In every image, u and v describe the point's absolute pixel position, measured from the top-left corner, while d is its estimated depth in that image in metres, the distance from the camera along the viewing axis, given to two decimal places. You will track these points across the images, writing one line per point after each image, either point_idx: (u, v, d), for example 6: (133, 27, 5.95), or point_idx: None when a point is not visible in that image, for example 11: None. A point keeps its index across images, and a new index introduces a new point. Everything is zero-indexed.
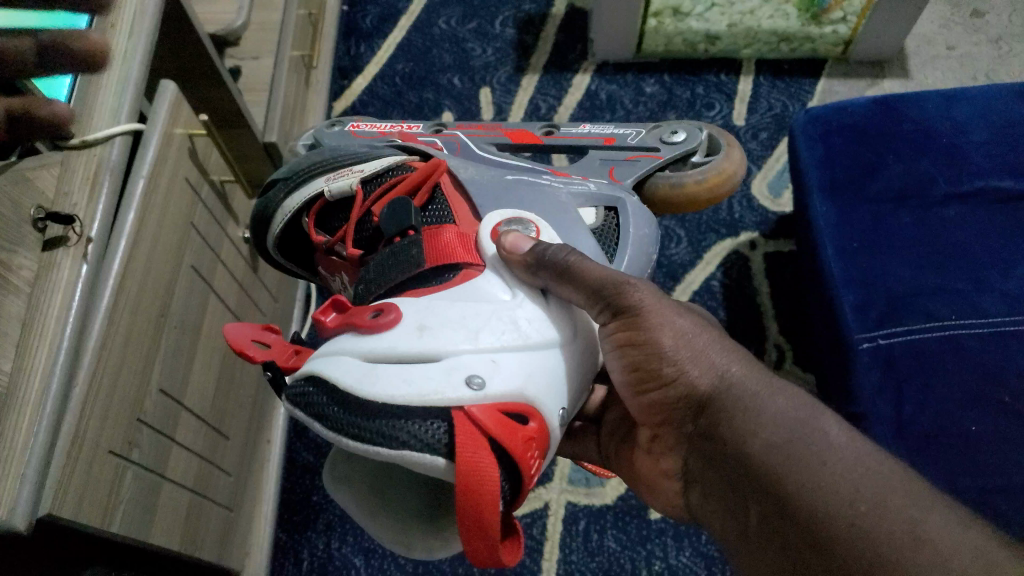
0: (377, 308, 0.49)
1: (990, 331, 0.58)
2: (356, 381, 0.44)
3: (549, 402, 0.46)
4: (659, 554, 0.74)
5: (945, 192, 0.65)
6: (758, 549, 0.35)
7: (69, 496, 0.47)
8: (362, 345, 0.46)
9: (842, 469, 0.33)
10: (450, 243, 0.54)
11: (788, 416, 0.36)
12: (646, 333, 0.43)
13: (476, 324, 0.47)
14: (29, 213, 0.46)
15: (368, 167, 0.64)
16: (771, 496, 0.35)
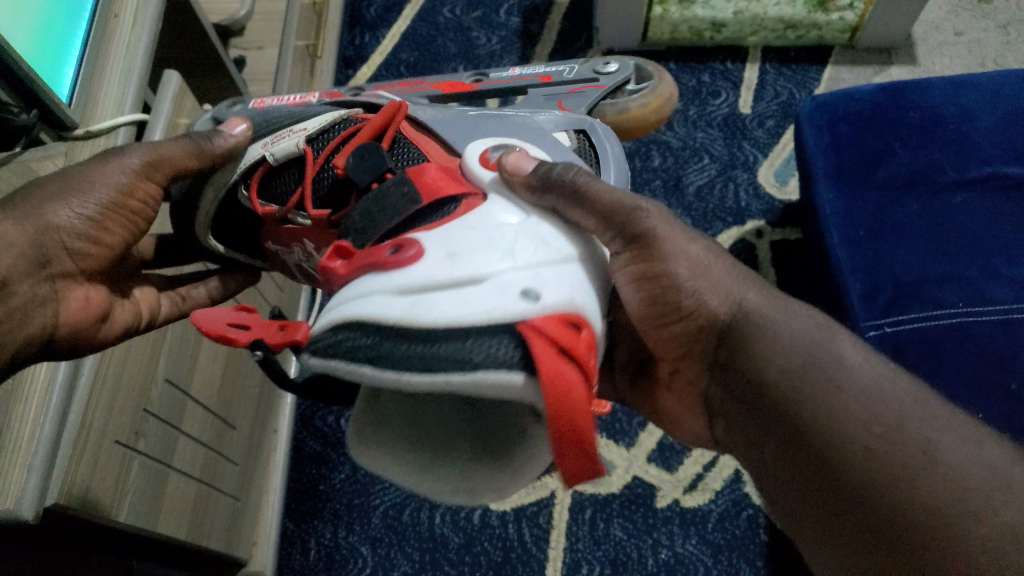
0: (390, 246, 0.41)
1: (998, 319, 0.58)
2: (407, 315, 0.37)
3: (595, 312, 0.39)
4: (665, 543, 0.74)
5: (952, 179, 0.65)
6: (776, 468, 0.36)
7: (77, 485, 0.47)
8: (389, 280, 0.39)
9: (858, 392, 0.34)
10: (435, 177, 0.46)
11: (802, 339, 0.37)
12: (661, 265, 0.40)
13: (506, 243, 0.40)
14: None
15: (309, 123, 0.55)
16: (790, 422, 0.35)
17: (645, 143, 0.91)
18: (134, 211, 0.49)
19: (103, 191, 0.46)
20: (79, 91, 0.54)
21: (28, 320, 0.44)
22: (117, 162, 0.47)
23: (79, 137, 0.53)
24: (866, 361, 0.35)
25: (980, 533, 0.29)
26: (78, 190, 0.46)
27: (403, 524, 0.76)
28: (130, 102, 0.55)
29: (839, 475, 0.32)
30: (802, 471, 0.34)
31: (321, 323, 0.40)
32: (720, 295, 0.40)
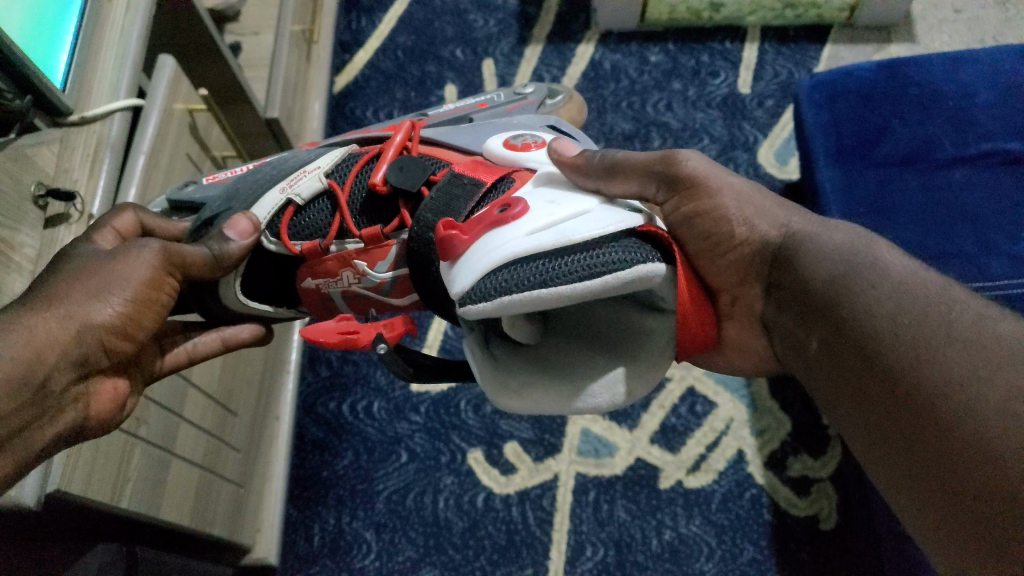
0: (494, 209, 0.43)
1: (997, 294, 0.58)
2: (554, 239, 0.40)
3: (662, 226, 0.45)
4: (669, 524, 0.74)
5: (951, 155, 0.65)
6: (824, 371, 0.36)
7: (78, 471, 0.47)
8: (518, 225, 0.41)
9: (888, 284, 0.33)
10: (475, 168, 0.52)
11: (843, 245, 0.37)
12: (711, 197, 0.44)
13: (585, 193, 0.46)
14: (29, 190, 0.48)
15: (319, 161, 0.58)
16: (835, 322, 0.35)
17: (644, 124, 0.91)
18: (162, 304, 0.46)
19: (138, 290, 0.43)
20: (74, 76, 0.53)
21: (56, 418, 0.41)
22: (145, 259, 0.44)
23: (74, 123, 0.53)
24: (912, 267, 0.34)
25: (990, 397, 0.26)
26: (110, 292, 0.42)
27: (407, 508, 0.76)
28: (125, 87, 0.55)
29: (874, 363, 0.32)
30: (845, 364, 0.34)
31: (459, 279, 0.41)
32: (769, 219, 0.43)
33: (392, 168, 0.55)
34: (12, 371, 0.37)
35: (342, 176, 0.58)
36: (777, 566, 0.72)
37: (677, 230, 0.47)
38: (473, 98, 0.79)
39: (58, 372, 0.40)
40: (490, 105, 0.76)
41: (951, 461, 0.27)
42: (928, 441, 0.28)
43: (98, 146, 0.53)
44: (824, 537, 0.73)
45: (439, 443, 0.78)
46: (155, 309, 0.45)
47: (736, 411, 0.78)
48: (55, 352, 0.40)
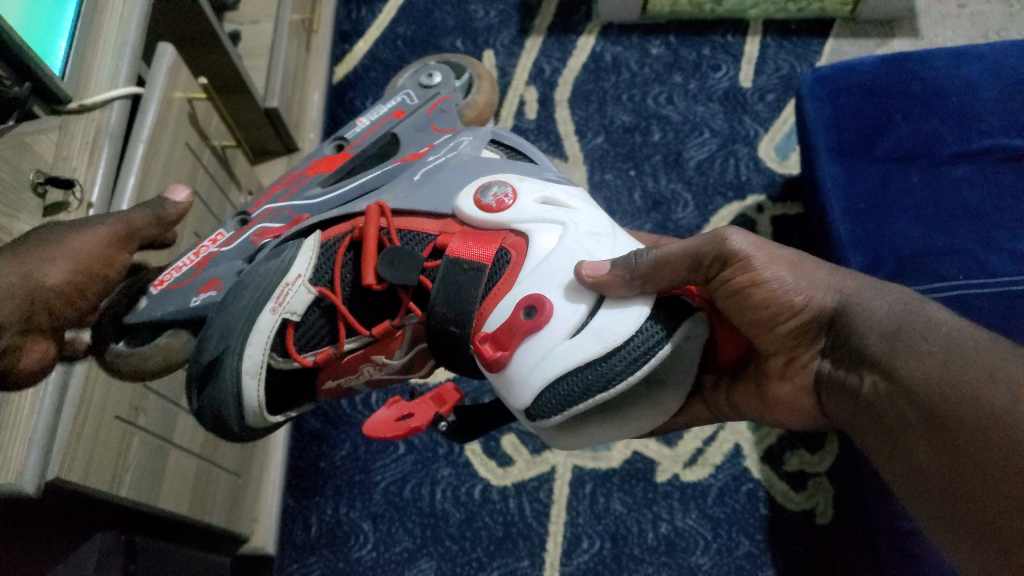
0: (518, 313, 0.47)
1: (998, 292, 0.58)
2: (592, 343, 0.45)
3: None
4: (665, 517, 0.74)
5: (953, 151, 0.64)
6: (878, 421, 0.37)
7: (77, 458, 0.47)
8: (552, 334, 0.46)
9: (935, 338, 0.35)
10: (470, 248, 0.53)
11: (895, 307, 0.38)
12: (757, 272, 0.42)
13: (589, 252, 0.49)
14: (29, 179, 0.47)
15: (298, 268, 0.55)
16: (886, 375, 0.36)
17: (645, 117, 0.91)
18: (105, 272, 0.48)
19: (86, 258, 0.46)
20: (73, 62, 0.53)
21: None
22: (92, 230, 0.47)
23: (73, 110, 0.52)
24: (962, 324, 0.35)
25: None
26: (59, 258, 0.44)
27: (404, 499, 0.76)
28: (124, 75, 0.55)
29: (925, 410, 0.33)
30: (895, 411, 0.35)
31: (523, 393, 0.46)
32: (820, 284, 0.42)
33: (381, 266, 0.54)
34: None
35: (325, 277, 0.57)
36: (773, 560, 0.73)
37: (728, 304, 0.45)
38: (379, 105, 0.73)
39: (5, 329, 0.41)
40: (409, 115, 0.72)
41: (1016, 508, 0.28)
42: (993, 490, 0.29)
43: (98, 135, 0.52)
44: (821, 531, 0.73)
45: (437, 435, 0.78)
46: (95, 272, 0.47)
47: None
48: (2, 311, 0.41)
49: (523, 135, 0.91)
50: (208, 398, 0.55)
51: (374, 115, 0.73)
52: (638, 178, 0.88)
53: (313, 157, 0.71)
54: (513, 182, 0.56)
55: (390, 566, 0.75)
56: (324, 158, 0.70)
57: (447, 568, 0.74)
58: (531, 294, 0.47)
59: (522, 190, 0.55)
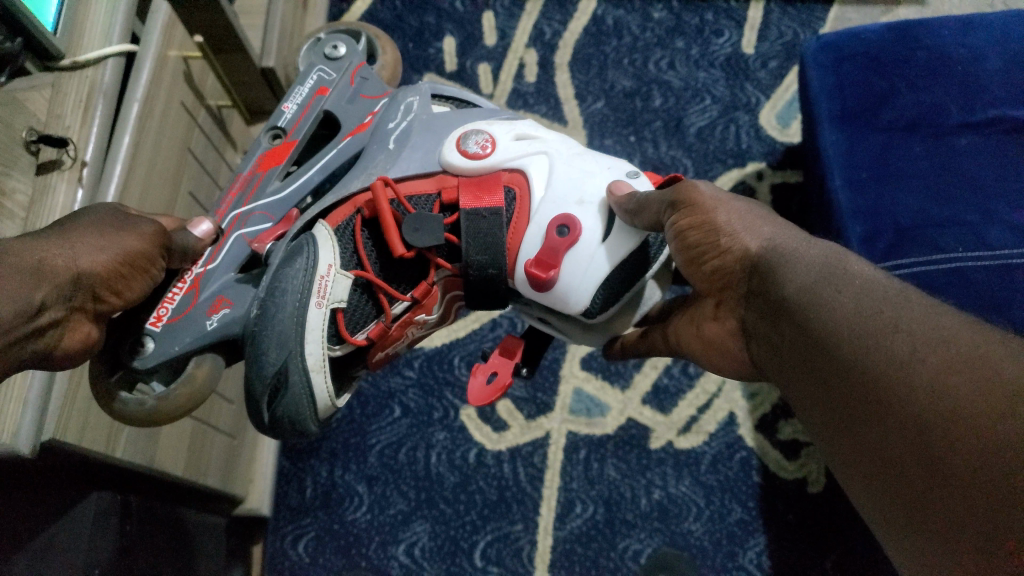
0: (553, 233, 0.54)
1: (998, 265, 0.58)
2: (621, 246, 0.54)
3: (616, 160, 0.59)
4: (659, 483, 0.75)
5: (958, 122, 0.63)
6: (796, 373, 0.34)
7: (71, 420, 0.47)
8: (585, 248, 0.54)
9: (852, 288, 0.32)
10: (484, 197, 0.56)
11: (817, 259, 0.36)
12: (705, 213, 0.43)
13: (582, 181, 0.57)
14: (21, 136, 0.46)
15: (326, 257, 0.54)
16: (802, 330, 0.33)
17: (646, 83, 0.90)
18: (148, 272, 0.48)
19: (135, 254, 0.45)
20: (65, 18, 0.51)
21: (40, 337, 0.40)
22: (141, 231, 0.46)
23: (66, 68, 0.51)
24: (879, 275, 0.33)
25: (948, 401, 0.26)
26: (107, 246, 0.43)
27: (399, 462, 0.77)
28: (119, 31, 0.53)
29: (834, 367, 0.31)
30: (812, 365, 0.32)
31: (576, 298, 0.55)
32: (758, 231, 0.41)
33: (409, 235, 0.54)
34: (15, 295, 0.37)
35: (352, 260, 0.57)
36: (764, 526, 0.74)
37: (673, 242, 0.46)
38: (296, 84, 0.68)
39: (54, 301, 0.40)
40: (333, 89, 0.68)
41: (924, 462, 0.26)
42: (897, 445, 0.27)
43: (92, 93, 0.51)
44: (812, 498, 0.74)
45: (432, 399, 0.78)
46: (142, 272, 0.47)
47: None
48: (54, 285, 0.40)
49: (523, 99, 0.90)
50: (282, 410, 0.55)
51: (297, 96, 0.67)
52: (638, 144, 0.88)
53: (253, 152, 0.65)
54: (485, 129, 0.60)
55: (384, 528, 0.75)
56: (267, 153, 0.65)
57: (441, 531, 0.75)
58: (558, 215, 0.55)
59: (498, 134, 0.59)
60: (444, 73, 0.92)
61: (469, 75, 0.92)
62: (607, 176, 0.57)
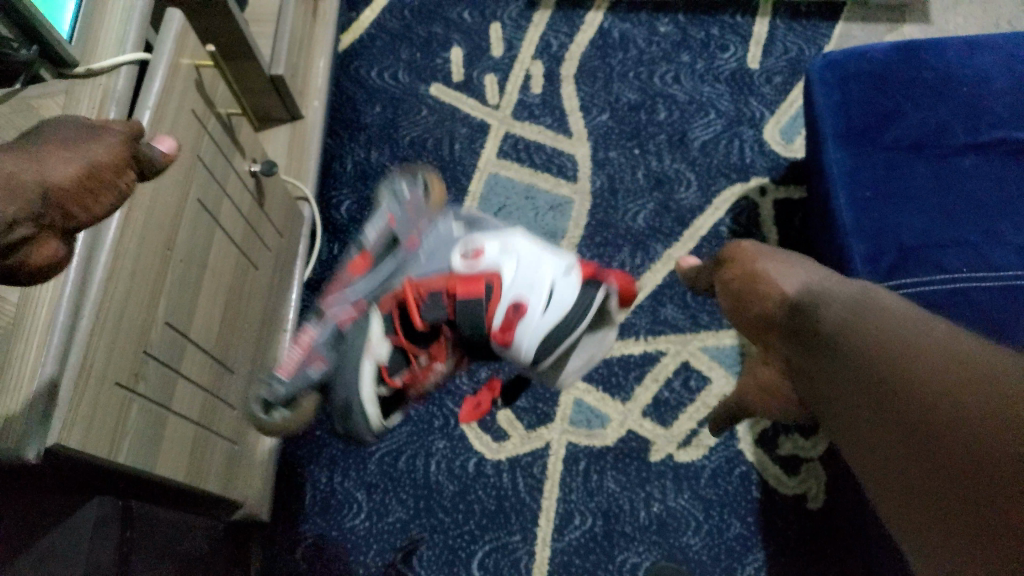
0: (511, 304, 0.64)
1: (1003, 286, 0.58)
2: (560, 324, 0.64)
3: (567, 257, 0.69)
4: (657, 496, 0.75)
5: (962, 142, 0.64)
6: (865, 421, 0.39)
7: (77, 425, 0.46)
8: (538, 325, 0.64)
9: (876, 320, 0.41)
10: (463, 285, 0.63)
11: (857, 303, 0.43)
12: (751, 261, 0.55)
13: (537, 275, 0.66)
14: (32, 141, 0.47)
15: (377, 328, 0.64)
16: (819, 350, 0.44)
17: (651, 96, 0.91)
18: (119, 185, 0.40)
19: (98, 167, 0.39)
20: (79, 27, 0.52)
21: None
22: (112, 145, 0.40)
23: (80, 75, 0.51)
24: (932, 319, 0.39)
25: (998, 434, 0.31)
26: (72, 158, 0.38)
27: (398, 470, 0.77)
28: (133, 40, 0.53)
29: (900, 410, 0.36)
30: (841, 391, 0.41)
31: (527, 346, 0.64)
32: (789, 278, 0.51)
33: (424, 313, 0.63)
34: None
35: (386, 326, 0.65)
36: (763, 542, 0.74)
37: (727, 281, 0.57)
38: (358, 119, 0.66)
39: (27, 217, 0.35)
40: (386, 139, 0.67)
41: (914, 452, 0.34)
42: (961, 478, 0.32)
43: (105, 100, 0.51)
44: (812, 516, 0.74)
45: (433, 408, 0.78)
46: (112, 185, 0.40)
47: (728, 388, 0.78)
48: (24, 199, 0.34)
49: (528, 110, 0.91)
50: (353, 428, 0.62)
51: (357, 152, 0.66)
52: (642, 156, 0.88)
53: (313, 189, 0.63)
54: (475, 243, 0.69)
55: (383, 536, 0.75)
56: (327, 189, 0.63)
57: (439, 539, 0.75)
58: (517, 295, 0.64)
59: (482, 247, 0.69)
60: (450, 83, 0.94)
61: (476, 85, 0.93)
62: (555, 267, 0.68)
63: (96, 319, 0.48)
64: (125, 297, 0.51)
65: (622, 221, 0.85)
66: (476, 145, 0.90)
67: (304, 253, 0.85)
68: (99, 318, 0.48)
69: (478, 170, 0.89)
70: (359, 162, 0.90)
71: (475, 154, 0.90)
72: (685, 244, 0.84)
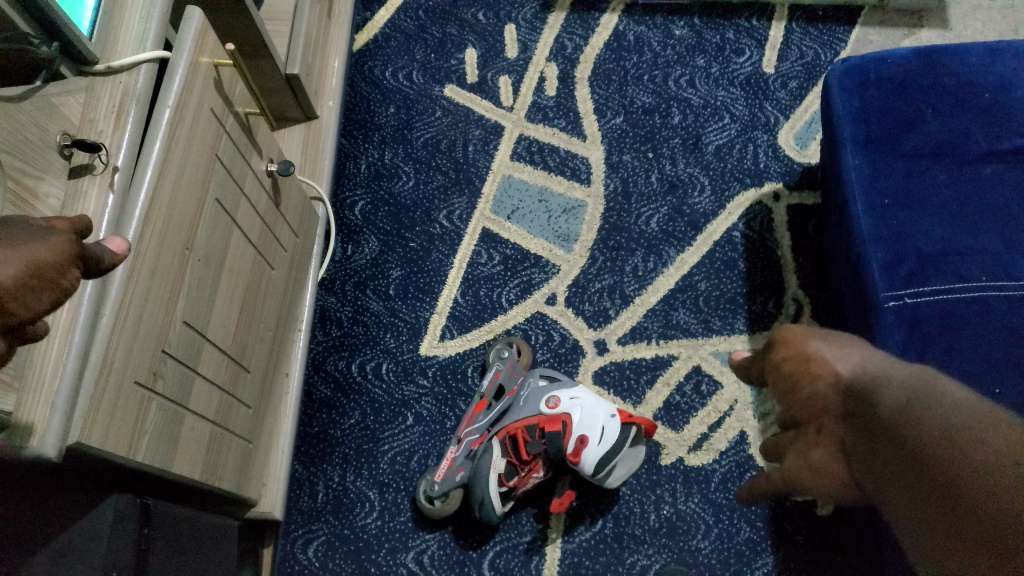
0: (578, 444, 0.70)
1: (1020, 295, 0.58)
2: (613, 459, 0.70)
3: (607, 404, 0.73)
4: (668, 500, 0.75)
5: (982, 150, 0.64)
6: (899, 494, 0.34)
7: (97, 424, 0.47)
8: (599, 447, 0.70)
9: (920, 399, 0.36)
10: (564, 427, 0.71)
11: (911, 380, 0.37)
12: (787, 334, 0.42)
13: (592, 422, 0.71)
14: (55, 141, 0.47)
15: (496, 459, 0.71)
16: (868, 423, 0.36)
17: (665, 100, 0.91)
18: (66, 290, 0.35)
19: (47, 267, 0.33)
20: (98, 25, 0.52)
21: None
22: (64, 240, 0.34)
23: (100, 72, 0.52)
24: (973, 399, 0.35)
25: None
26: (16, 256, 0.32)
27: (410, 470, 0.77)
28: (152, 39, 0.53)
29: (939, 485, 0.32)
30: (882, 462, 0.35)
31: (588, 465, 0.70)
32: (848, 359, 0.40)
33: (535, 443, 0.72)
34: None
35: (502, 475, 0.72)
36: (774, 548, 0.73)
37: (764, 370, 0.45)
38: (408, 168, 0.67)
39: None
40: None
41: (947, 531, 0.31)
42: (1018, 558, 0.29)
43: (125, 98, 0.51)
44: (823, 522, 0.73)
45: (446, 409, 0.79)
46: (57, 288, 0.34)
47: (740, 393, 0.78)
48: None
49: (543, 112, 0.91)
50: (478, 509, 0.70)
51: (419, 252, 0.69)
52: (656, 160, 0.88)
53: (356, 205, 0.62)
54: (542, 398, 0.75)
55: (395, 535, 0.75)
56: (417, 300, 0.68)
57: (450, 539, 0.75)
58: (579, 437, 0.70)
59: (553, 399, 0.74)
60: (465, 84, 0.94)
61: (490, 87, 0.94)
62: (601, 409, 0.72)
63: (117, 319, 0.48)
64: (145, 296, 0.51)
65: (635, 224, 0.86)
66: (490, 148, 0.90)
67: (319, 253, 0.84)
68: (120, 318, 0.49)
69: (491, 172, 0.89)
70: (374, 163, 0.91)
71: (490, 156, 0.90)
72: (697, 248, 0.84)
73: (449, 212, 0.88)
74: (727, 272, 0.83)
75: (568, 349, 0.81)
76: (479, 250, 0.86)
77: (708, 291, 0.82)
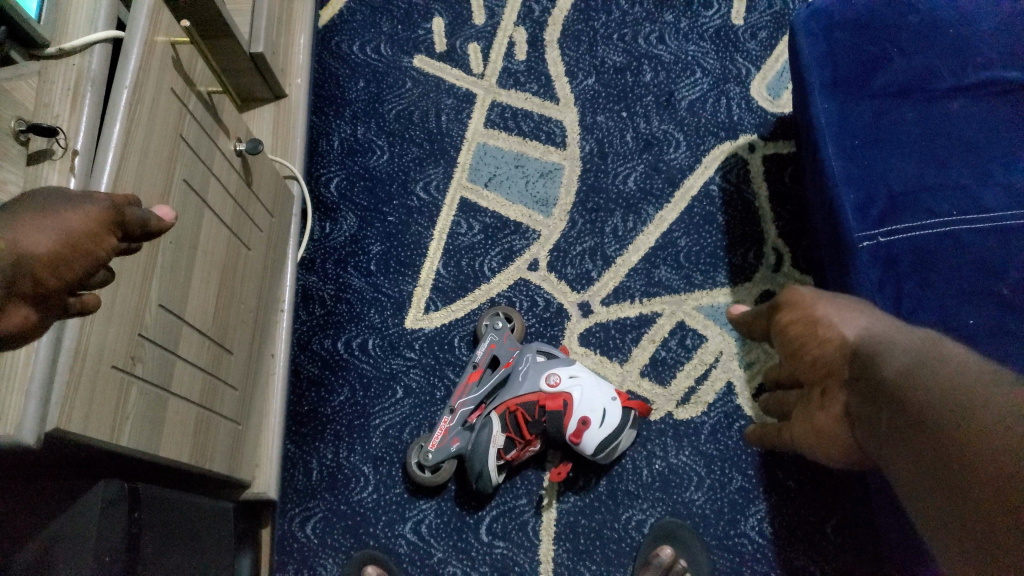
0: (578, 423, 0.71)
1: (992, 228, 0.59)
2: (611, 440, 0.71)
3: (605, 385, 0.74)
4: (659, 454, 0.76)
5: (949, 86, 0.64)
6: (899, 452, 0.36)
7: (76, 410, 0.47)
8: (598, 429, 0.71)
9: (919, 362, 0.37)
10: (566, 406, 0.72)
11: (916, 346, 0.39)
12: (796, 297, 0.49)
13: (592, 403, 0.72)
14: (9, 126, 0.46)
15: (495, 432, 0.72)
16: (873, 388, 0.39)
17: (636, 58, 0.90)
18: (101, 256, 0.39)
19: (79, 235, 0.38)
20: (46, 9, 0.51)
21: None
22: (99, 211, 0.39)
23: (52, 55, 0.51)
24: (976, 357, 0.36)
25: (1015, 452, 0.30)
26: (50, 227, 0.37)
27: (403, 442, 0.78)
28: (104, 18, 0.53)
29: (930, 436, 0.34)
30: (889, 425, 0.37)
31: (587, 445, 0.71)
32: (853, 323, 0.45)
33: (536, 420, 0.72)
34: None
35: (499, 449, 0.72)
36: (766, 494, 0.74)
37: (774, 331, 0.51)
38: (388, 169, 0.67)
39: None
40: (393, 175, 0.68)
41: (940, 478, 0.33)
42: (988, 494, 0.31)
43: (79, 80, 0.51)
44: (813, 465, 0.74)
45: (435, 379, 0.80)
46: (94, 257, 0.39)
47: (725, 344, 0.78)
48: None
49: (514, 77, 0.91)
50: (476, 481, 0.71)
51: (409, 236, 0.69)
52: (630, 119, 0.88)
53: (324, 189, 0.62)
54: (542, 372, 0.75)
55: (392, 507, 0.76)
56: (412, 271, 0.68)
57: (446, 507, 0.75)
58: (579, 417, 0.71)
59: (553, 376, 0.74)
60: (434, 54, 0.93)
61: (459, 55, 0.93)
62: (603, 391, 0.73)
63: None
64: (116, 279, 0.51)
65: (613, 185, 0.85)
66: (463, 117, 0.90)
67: (297, 232, 0.84)
68: None
69: (466, 141, 0.89)
70: (347, 139, 0.90)
71: (463, 126, 0.90)
72: (675, 205, 0.84)
73: (426, 184, 0.88)
74: (706, 227, 0.83)
75: (552, 312, 0.81)
76: (458, 220, 0.86)
77: (688, 247, 0.82)
